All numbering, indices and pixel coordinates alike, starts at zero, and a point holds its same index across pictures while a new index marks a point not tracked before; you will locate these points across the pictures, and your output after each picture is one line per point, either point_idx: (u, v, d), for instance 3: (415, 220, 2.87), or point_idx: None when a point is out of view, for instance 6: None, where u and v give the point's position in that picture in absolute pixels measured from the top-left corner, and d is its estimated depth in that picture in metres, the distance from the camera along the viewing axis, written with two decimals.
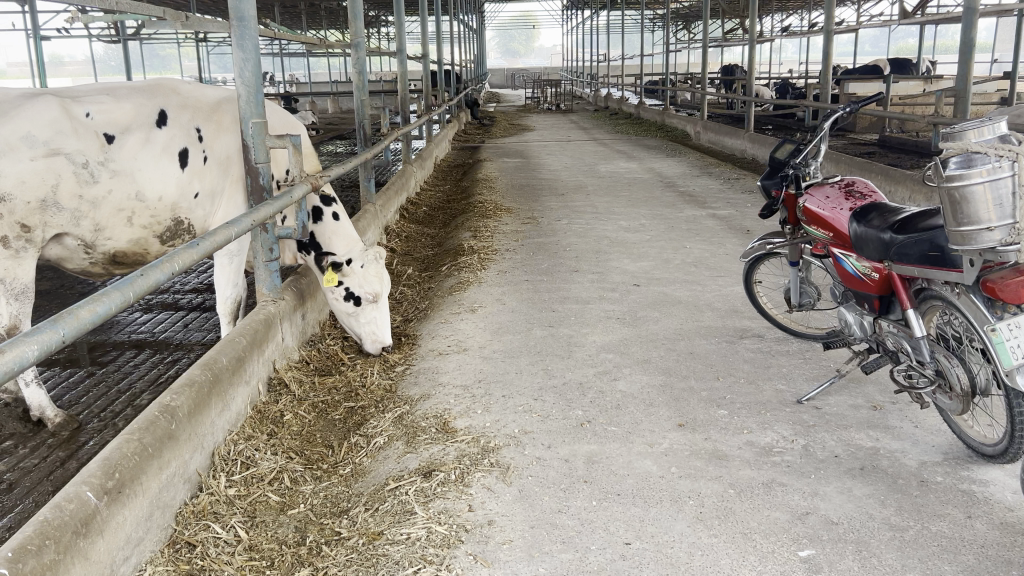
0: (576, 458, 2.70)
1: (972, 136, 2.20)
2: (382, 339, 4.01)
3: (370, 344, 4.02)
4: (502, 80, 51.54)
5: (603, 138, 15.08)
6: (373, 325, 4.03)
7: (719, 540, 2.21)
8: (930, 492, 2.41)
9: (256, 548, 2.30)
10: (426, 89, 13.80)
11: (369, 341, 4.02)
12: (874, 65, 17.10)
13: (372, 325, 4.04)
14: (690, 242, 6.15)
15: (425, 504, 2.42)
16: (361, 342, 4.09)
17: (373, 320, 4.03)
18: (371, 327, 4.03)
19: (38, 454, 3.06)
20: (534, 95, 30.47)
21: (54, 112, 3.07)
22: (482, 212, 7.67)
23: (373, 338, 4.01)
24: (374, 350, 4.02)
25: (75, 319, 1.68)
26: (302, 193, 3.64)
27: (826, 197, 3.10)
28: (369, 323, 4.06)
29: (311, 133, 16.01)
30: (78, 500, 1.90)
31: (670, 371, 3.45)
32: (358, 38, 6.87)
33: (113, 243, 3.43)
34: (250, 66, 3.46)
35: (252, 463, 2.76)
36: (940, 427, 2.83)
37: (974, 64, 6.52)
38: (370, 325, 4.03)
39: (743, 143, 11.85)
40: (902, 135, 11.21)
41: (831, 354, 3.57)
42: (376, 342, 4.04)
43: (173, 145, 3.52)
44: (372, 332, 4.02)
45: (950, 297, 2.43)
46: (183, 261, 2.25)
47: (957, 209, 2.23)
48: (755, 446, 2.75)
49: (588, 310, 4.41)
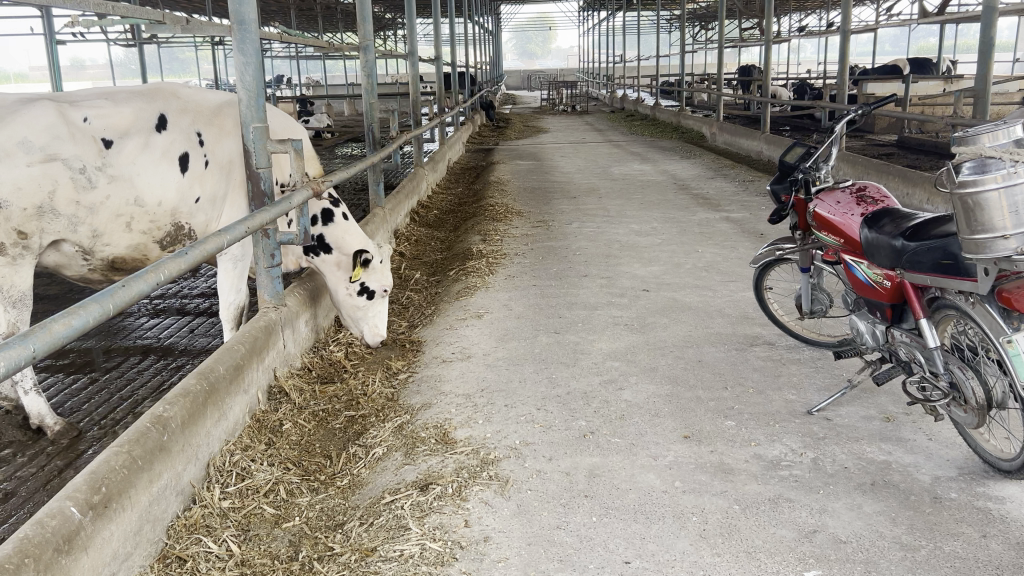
0: (577, 471, 2.63)
1: (987, 140, 2.12)
2: (381, 332, 4.26)
3: (371, 336, 4.22)
4: (518, 81, 51.49)
5: (617, 140, 14.99)
6: (378, 318, 4.25)
7: (722, 559, 2.14)
8: (943, 510, 2.32)
9: (248, 563, 2.25)
10: (439, 91, 13.34)
11: (371, 333, 4.23)
12: (893, 65, 16.88)
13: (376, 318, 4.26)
14: (702, 246, 6.06)
15: (421, 519, 2.36)
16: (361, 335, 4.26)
17: (379, 313, 4.26)
18: (374, 320, 4.24)
19: (36, 463, 3.02)
20: (549, 96, 30.38)
21: (51, 117, 3.04)
22: (492, 215, 7.63)
23: (375, 330, 4.23)
24: (373, 342, 4.22)
25: (48, 334, 1.64)
26: (304, 199, 3.59)
27: (837, 202, 3.00)
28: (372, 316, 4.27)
29: (326, 137, 16.02)
30: (61, 516, 1.85)
31: (677, 380, 3.38)
32: (367, 41, 6.82)
33: (112, 249, 3.40)
34: (251, 70, 3.41)
35: (247, 475, 2.70)
36: (956, 440, 2.74)
37: (995, 64, 6.38)
38: (374, 317, 4.24)
39: (759, 144, 11.71)
40: (921, 135, 11.03)
41: (843, 362, 3.48)
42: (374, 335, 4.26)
43: (174, 150, 3.49)
44: (374, 326, 4.24)
45: (964, 306, 2.34)
46: (170, 270, 2.22)
47: (971, 216, 2.14)
48: (763, 459, 2.67)
49: (595, 316, 4.34)
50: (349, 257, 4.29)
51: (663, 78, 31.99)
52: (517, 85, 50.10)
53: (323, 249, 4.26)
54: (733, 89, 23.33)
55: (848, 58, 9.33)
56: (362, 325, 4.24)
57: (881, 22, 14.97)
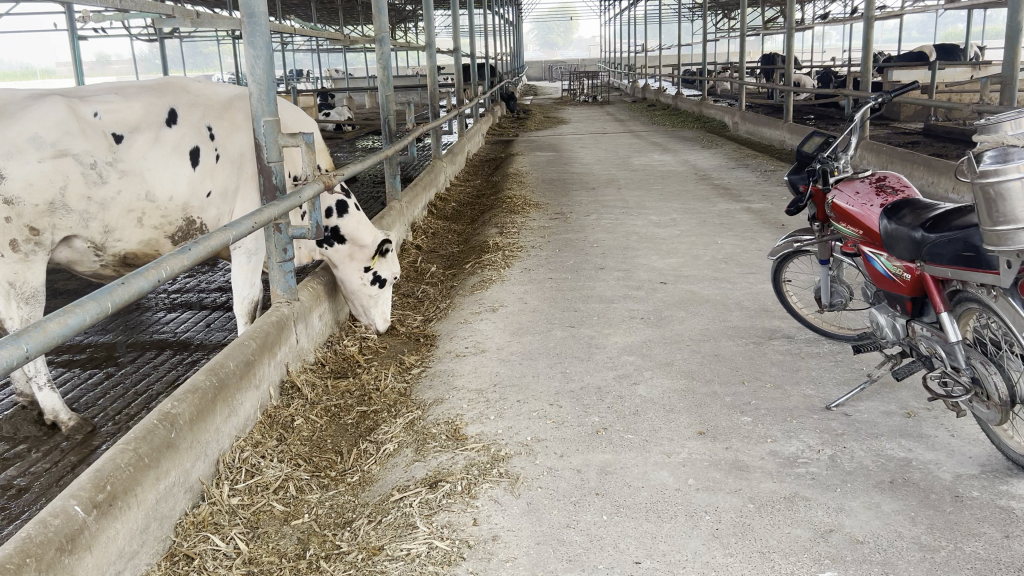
0: (589, 468, 2.59)
1: (1009, 129, 2.00)
2: (389, 318, 4.35)
3: (377, 323, 4.31)
4: (537, 71, 51.18)
5: (638, 131, 14.85)
6: (386, 305, 4.35)
7: (735, 560, 2.09)
8: (964, 509, 2.25)
9: (255, 561, 2.23)
10: (459, 83, 13.27)
11: (380, 320, 4.32)
12: (919, 51, 16.59)
13: (381, 308, 4.34)
14: (721, 237, 5.98)
15: (428, 517, 2.34)
16: (372, 323, 4.33)
17: (388, 301, 4.36)
18: (383, 308, 4.34)
19: (50, 458, 3.03)
20: (572, 86, 30.20)
21: (61, 112, 3.04)
22: (510, 207, 7.59)
23: (385, 317, 4.32)
24: (381, 327, 4.31)
25: (42, 333, 1.63)
26: (315, 192, 3.57)
27: (856, 193, 2.92)
28: (380, 304, 4.35)
29: (346, 130, 15.99)
30: (64, 515, 1.84)
31: (693, 374, 3.32)
32: (382, 33, 6.77)
33: (123, 244, 3.41)
34: (261, 64, 3.39)
35: (257, 471, 2.69)
36: (979, 436, 2.66)
37: (1023, 48, 6.23)
38: (384, 305, 4.33)
39: (782, 133, 11.53)
40: (948, 122, 10.82)
41: (862, 356, 3.41)
42: (382, 320, 4.34)
43: (184, 144, 3.48)
44: (382, 312, 4.32)
45: (987, 300, 2.26)
46: (171, 267, 2.22)
47: (992, 206, 2.06)
48: (779, 456, 2.61)
49: (611, 309, 4.30)
50: (362, 250, 4.30)
51: (687, 67, 31.65)
52: (539, 75, 49.90)
53: (336, 241, 4.24)
54: (756, 78, 23.01)
55: (871, 45, 9.12)
56: (371, 313, 4.32)
57: (907, 8, 14.68)
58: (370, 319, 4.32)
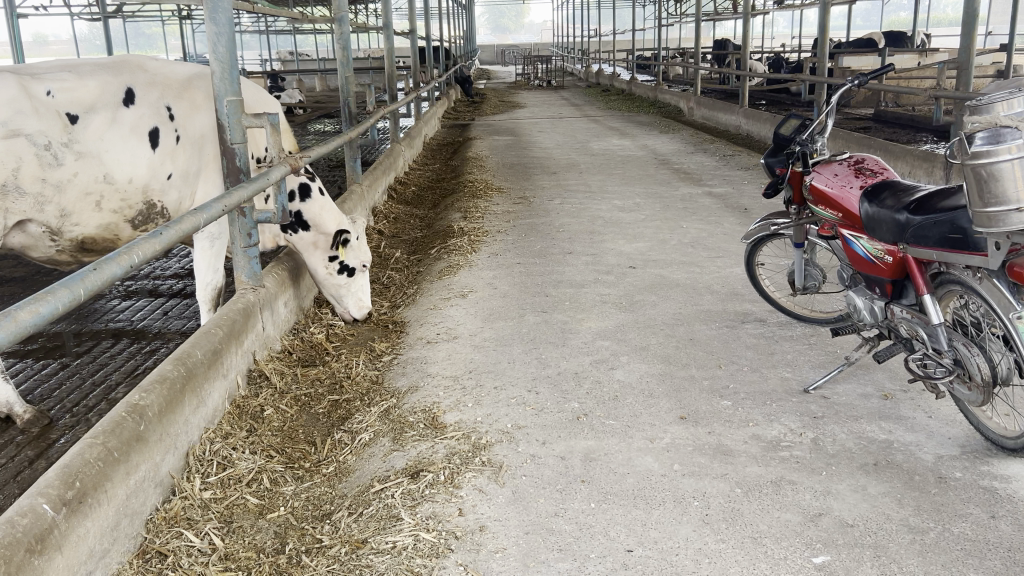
0: (573, 455, 2.55)
1: (1003, 110, 2.05)
2: (367, 304, 4.20)
3: (354, 310, 4.16)
4: (491, 55, 50.95)
5: (595, 115, 14.84)
6: (362, 292, 4.20)
7: (728, 546, 2.07)
8: (949, 491, 2.26)
9: (233, 557, 2.14)
10: (415, 65, 12.98)
11: (356, 308, 4.17)
12: (866, 39, 16.89)
13: (358, 293, 4.19)
14: (686, 221, 5.97)
15: (412, 508, 2.27)
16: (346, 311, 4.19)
17: (362, 288, 4.21)
18: (357, 295, 4.19)
19: (4, 454, 2.87)
20: (525, 69, 30.03)
21: (12, 90, 2.87)
22: (472, 191, 7.49)
23: (360, 305, 4.18)
24: (358, 316, 4.17)
25: (13, 323, 1.53)
26: (281, 175, 3.45)
27: (835, 175, 2.92)
28: (355, 292, 4.20)
29: (299, 114, 15.63)
30: (32, 515, 1.73)
31: (669, 359, 3.30)
32: (341, 12, 6.57)
33: (81, 229, 3.25)
34: (224, 41, 3.25)
35: (230, 464, 2.59)
36: (956, 417, 2.69)
37: (978, 35, 6.32)
38: (358, 292, 4.18)
39: (738, 118, 11.61)
40: (899, 108, 11.01)
41: (837, 340, 3.43)
42: (360, 308, 4.20)
43: (143, 125, 3.32)
44: (358, 299, 4.18)
45: (971, 282, 2.29)
46: (143, 252, 2.12)
47: (984, 187, 2.06)
48: (762, 440, 2.60)
49: (582, 294, 4.26)
50: (326, 236, 4.16)
51: (639, 51, 31.72)
52: (492, 59, 49.64)
53: (301, 227, 4.12)
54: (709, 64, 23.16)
55: (827, 30, 9.19)
56: (346, 301, 4.17)
57: None
58: (345, 308, 4.17)
